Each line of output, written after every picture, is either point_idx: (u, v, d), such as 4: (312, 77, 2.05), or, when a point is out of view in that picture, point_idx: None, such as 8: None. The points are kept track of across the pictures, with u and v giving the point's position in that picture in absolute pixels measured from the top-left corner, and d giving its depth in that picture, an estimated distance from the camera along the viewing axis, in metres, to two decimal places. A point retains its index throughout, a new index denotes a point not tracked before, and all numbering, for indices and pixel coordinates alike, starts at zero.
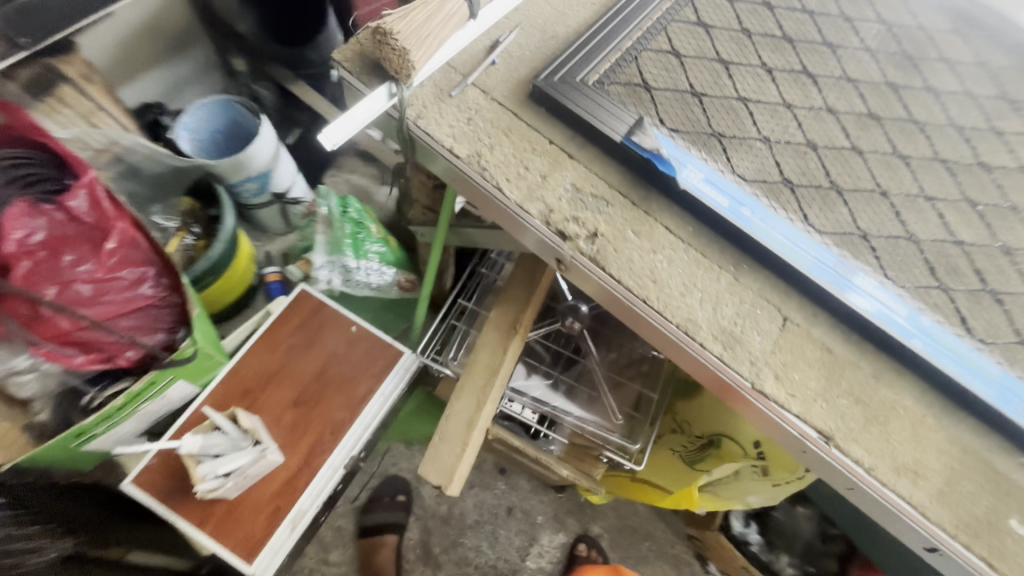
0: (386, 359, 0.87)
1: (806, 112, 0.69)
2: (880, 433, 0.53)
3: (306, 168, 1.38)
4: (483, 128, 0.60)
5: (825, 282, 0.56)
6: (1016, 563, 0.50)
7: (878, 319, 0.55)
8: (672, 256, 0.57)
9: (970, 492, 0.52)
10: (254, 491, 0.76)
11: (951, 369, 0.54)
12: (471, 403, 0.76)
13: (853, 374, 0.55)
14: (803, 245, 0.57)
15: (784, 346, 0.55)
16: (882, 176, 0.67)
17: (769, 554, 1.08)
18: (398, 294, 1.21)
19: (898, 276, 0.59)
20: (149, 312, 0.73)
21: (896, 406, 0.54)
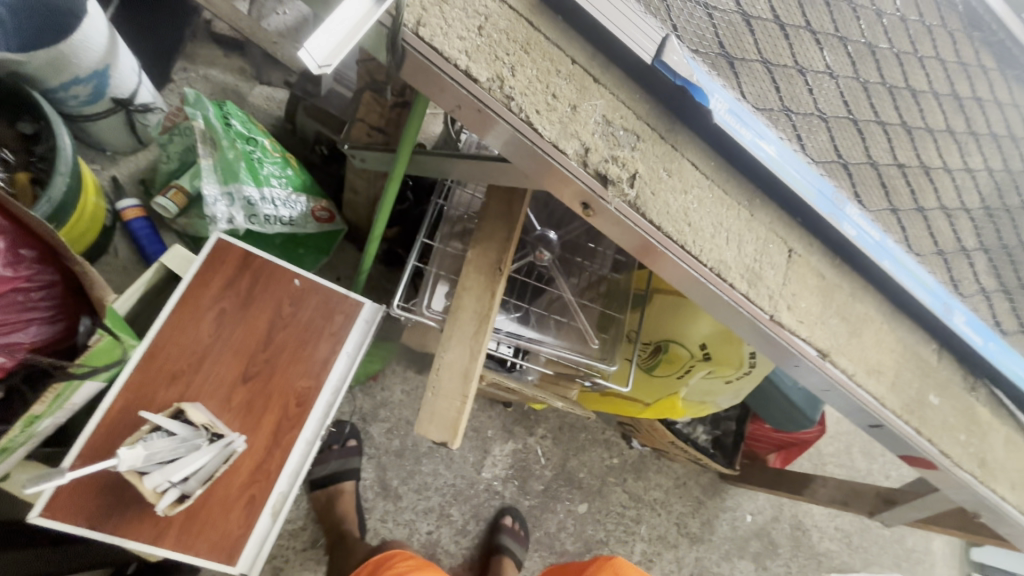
0: (344, 313, 0.76)
1: (793, 29, 0.68)
2: (858, 343, 0.62)
3: (148, 61, 1.02)
4: (499, 43, 0.48)
5: (827, 213, 0.59)
6: (932, 426, 0.65)
7: (863, 246, 0.61)
8: (701, 195, 0.55)
9: (909, 379, 0.65)
10: (218, 488, 0.64)
11: (909, 283, 0.63)
12: (464, 353, 0.71)
13: (840, 296, 0.62)
14: (809, 178, 0.59)
15: (793, 277, 0.59)
16: (851, 101, 0.70)
17: (689, 427, 1.27)
18: (317, 228, 1.00)
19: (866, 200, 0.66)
20: (10, 300, 0.55)
21: (867, 318, 0.63)
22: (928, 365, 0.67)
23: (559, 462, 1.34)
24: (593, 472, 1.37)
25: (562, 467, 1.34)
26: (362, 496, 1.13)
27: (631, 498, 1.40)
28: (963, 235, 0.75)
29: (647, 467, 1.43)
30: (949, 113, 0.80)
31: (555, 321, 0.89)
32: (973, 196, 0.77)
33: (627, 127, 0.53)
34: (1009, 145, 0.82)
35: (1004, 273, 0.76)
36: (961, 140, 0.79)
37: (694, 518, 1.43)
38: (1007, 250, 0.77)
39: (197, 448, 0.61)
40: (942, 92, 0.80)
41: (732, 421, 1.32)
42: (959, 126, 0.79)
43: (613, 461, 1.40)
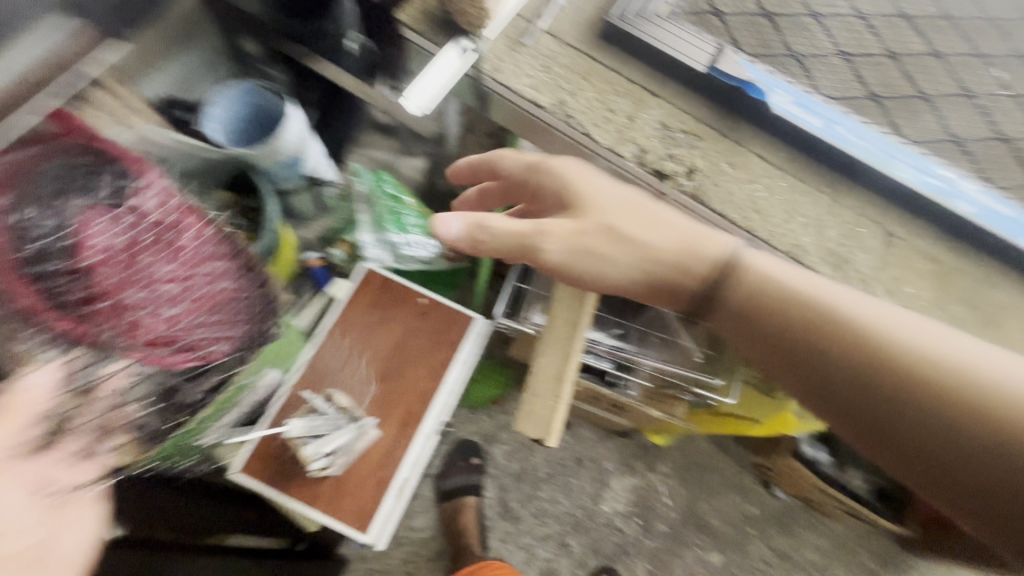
0: (459, 327, 0.88)
1: (880, 20, 0.66)
2: (996, 335, 0.54)
3: (329, 148, 1.34)
4: (564, 76, 0.58)
5: (930, 192, 0.55)
6: None
7: (985, 223, 0.54)
8: (770, 184, 0.56)
9: None
10: (357, 467, 0.78)
11: None
12: (557, 357, 0.77)
13: (963, 282, 0.55)
14: (901, 158, 0.57)
15: (892, 262, 0.55)
16: (966, 77, 0.64)
17: (839, 472, 1.09)
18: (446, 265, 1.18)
19: (995, 177, 0.59)
20: (231, 305, 0.64)
21: (1010, 306, 0.55)
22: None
23: (686, 504, 1.25)
24: (728, 520, 1.25)
25: (690, 511, 1.25)
26: (484, 514, 1.20)
27: (775, 555, 1.23)
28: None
29: (796, 522, 1.26)
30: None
31: (657, 337, 0.90)
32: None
33: (686, 131, 0.57)
34: None
35: None
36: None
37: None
38: None
39: (342, 428, 0.75)
40: None
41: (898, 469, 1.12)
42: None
43: (752, 511, 1.26)
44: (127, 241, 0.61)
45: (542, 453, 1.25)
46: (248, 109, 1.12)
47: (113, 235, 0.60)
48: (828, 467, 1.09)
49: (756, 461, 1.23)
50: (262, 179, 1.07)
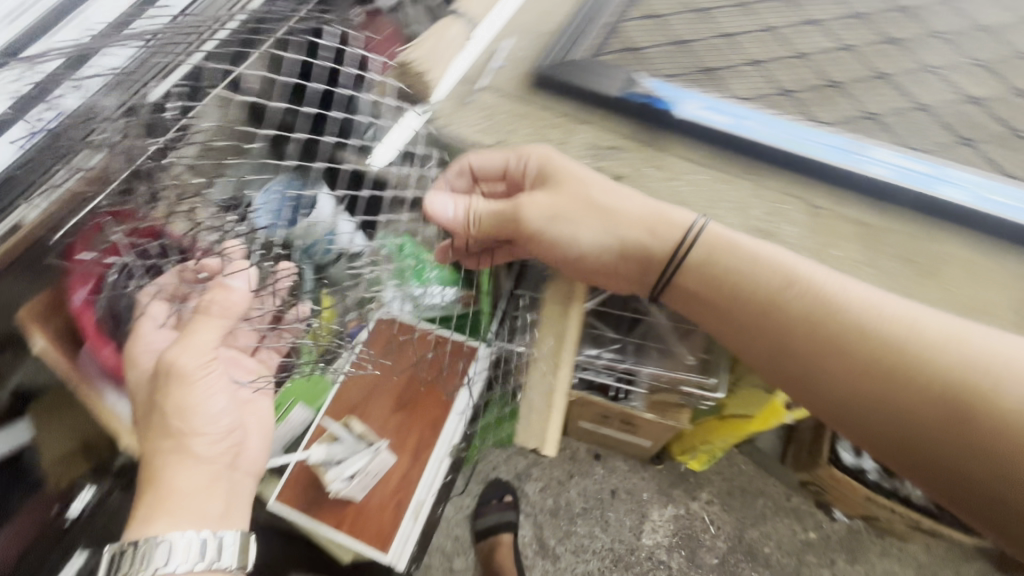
0: (466, 356, 0.93)
1: (790, 28, 0.73)
2: (938, 286, 0.55)
3: None
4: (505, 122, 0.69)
5: (841, 161, 0.60)
6: None
7: (903, 181, 0.59)
8: (692, 179, 0.63)
9: None
10: (376, 491, 0.87)
11: (991, 209, 0.57)
12: (548, 371, 0.80)
13: (894, 239, 0.57)
14: (811, 137, 0.62)
15: (818, 230, 0.59)
16: (879, 61, 0.69)
17: (893, 481, 1.01)
18: None
19: (914, 142, 0.63)
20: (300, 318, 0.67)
21: (950, 257, 0.56)
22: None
23: (733, 532, 1.19)
24: (783, 548, 1.17)
25: (739, 540, 1.18)
26: (522, 553, 1.19)
27: None
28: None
29: (863, 547, 1.15)
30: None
31: (655, 348, 0.90)
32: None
33: (615, 148, 0.66)
34: None
35: None
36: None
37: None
38: None
39: (360, 453, 0.85)
40: None
41: None
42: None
43: (808, 537, 1.17)
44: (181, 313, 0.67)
45: (575, 488, 1.23)
46: None
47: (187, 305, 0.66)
48: (877, 475, 1.01)
49: (802, 479, 1.16)
50: None
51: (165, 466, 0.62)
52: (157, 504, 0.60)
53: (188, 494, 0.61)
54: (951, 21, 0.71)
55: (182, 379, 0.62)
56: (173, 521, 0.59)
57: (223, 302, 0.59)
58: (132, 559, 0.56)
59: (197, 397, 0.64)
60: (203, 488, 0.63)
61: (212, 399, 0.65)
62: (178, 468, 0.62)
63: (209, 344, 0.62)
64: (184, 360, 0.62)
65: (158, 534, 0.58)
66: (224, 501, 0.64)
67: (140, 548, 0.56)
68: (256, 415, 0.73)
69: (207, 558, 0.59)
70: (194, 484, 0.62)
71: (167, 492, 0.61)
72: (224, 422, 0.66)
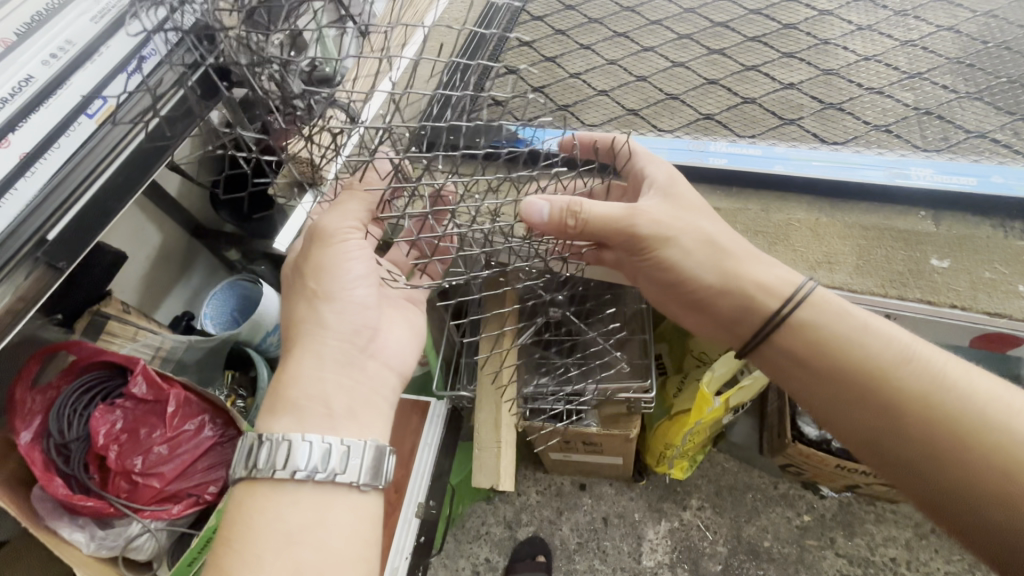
0: (419, 413, 0.99)
1: (629, 59, 0.83)
2: (785, 247, 0.67)
3: None
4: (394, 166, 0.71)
5: (686, 158, 0.71)
6: (946, 289, 0.62)
7: (738, 166, 0.70)
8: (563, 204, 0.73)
9: (883, 256, 0.65)
10: None
11: (817, 172, 0.68)
12: (492, 408, 0.82)
13: (745, 216, 0.69)
14: (659, 144, 0.73)
15: None
16: (709, 70, 0.80)
17: None
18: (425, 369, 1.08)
19: (748, 130, 0.73)
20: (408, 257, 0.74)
21: (791, 223, 0.68)
22: (903, 231, 0.66)
23: (731, 533, 1.16)
24: (782, 538, 1.15)
25: (739, 540, 1.16)
26: None
27: (850, 562, 1.12)
28: (902, 103, 0.74)
29: (859, 519, 1.16)
30: (839, 20, 0.83)
31: (598, 366, 0.92)
32: (893, 70, 0.77)
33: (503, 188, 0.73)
34: (921, 19, 0.82)
35: (970, 119, 0.71)
36: (867, 34, 0.81)
37: (950, 564, 1.10)
38: (964, 95, 0.74)
39: None
40: (821, 10, 0.84)
41: None
42: (853, 24, 0.82)
43: (803, 521, 1.16)
44: (127, 422, 0.88)
45: (568, 524, 1.19)
46: (238, 298, 1.20)
47: (115, 420, 0.87)
48: None
49: (782, 464, 1.16)
50: (251, 353, 1.12)
51: (306, 318, 0.63)
52: (281, 393, 0.60)
53: (314, 385, 0.60)
54: (761, 27, 0.84)
55: (329, 243, 0.63)
56: (293, 420, 0.58)
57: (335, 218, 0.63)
58: (269, 458, 0.55)
59: (327, 270, 0.64)
60: (340, 370, 0.62)
61: (345, 271, 0.64)
62: (315, 327, 0.63)
63: (351, 216, 0.63)
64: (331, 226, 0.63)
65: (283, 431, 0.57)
66: (352, 394, 0.61)
67: (267, 444, 0.56)
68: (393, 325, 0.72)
69: (335, 466, 0.56)
70: (324, 383, 0.60)
71: (302, 380, 0.60)
72: (366, 301, 0.65)
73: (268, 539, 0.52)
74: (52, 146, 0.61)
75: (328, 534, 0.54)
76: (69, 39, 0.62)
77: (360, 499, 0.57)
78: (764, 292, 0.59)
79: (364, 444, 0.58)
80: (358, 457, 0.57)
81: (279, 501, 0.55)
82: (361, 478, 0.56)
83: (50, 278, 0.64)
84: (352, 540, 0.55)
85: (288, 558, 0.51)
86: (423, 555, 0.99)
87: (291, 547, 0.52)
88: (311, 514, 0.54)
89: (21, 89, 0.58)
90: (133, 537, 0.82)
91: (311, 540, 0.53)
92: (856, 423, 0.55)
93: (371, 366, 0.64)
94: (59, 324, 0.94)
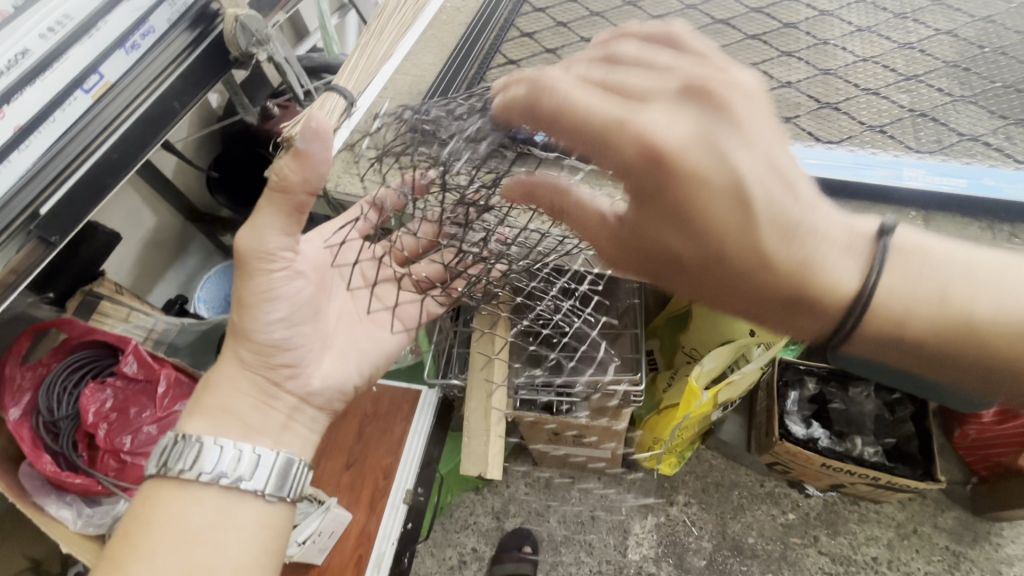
0: (410, 401, 1.02)
1: None
2: None
3: None
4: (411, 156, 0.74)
5: None
6: None
7: None
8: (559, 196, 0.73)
9: None
10: (337, 551, 0.90)
11: (808, 171, 0.68)
12: (482, 397, 0.82)
13: None
14: None
15: None
16: None
17: (843, 443, 1.09)
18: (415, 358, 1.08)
19: None
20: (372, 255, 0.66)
21: None
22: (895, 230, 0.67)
23: (716, 529, 1.18)
24: (766, 535, 1.17)
25: (724, 536, 1.17)
26: None
27: (833, 561, 1.14)
28: (898, 104, 0.74)
29: (843, 518, 1.17)
30: (840, 20, 0.84)
31: (588, 358, 0.91)
32: (891, 72, 0.77)
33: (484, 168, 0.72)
34: (920, 22, 0.82)
35: (964, 121, 0.72)
36: (867, 35, 0.82)
37: (931, 565, 1.11)
38: (960, 98, 0.74)
39: (311, 514, 0.83)
40: (822, 10, 0.85)
41: (908, 423, 1.11)
42: (853, 25, 0.83)
43: (788, 519, 1.18)
44: (117, 401, 0.88)
45: (555, 516, 1.20)
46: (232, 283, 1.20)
47: (105, 399, 0.87)
48: (827, 441, 1.08)
49: (768, 462, 1.17)
50: None
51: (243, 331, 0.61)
52: (207, 401, 0.60)
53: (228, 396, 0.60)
54: (763, 24, 0.85)
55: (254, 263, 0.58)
56: (210, 422, 0.58)
57: (300, 180, 0.50)
58: (172, 448, 0.55)
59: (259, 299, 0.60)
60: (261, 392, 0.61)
61: (272, 301, 0.60)
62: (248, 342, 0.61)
63: (274, 237, 0.56)
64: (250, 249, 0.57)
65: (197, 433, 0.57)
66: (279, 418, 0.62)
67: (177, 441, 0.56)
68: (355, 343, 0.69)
69: (243, 471, 0.56)
70: (240, 398, 0.60)
71: (227, 391, 0.60)
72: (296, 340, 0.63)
73: (168, 532, 0.52)
74: (47, 120, 0.60)
75: (227, 538, 0.54)
76: (66, 12, 0.60)
77: (267, 508, 0.57)
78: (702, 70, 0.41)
79: (274, 457, 0.58)
80: (273, 468, 0.58)
81: (183, 500, 0.54)
82: (269, 487, 0.57)
83: (42, 253, 0.63)
84: (250, 545, 0.55)
85: (184, 555, 0.51)
86: (409, 542, 1.00)
87: (191, 544, 0.52)
88: (218, 515, 0.54)
89: (17, 62, 0.56)
90: (120, 515, 0.81)
91: (206, 544, 0.53)
92: (720, 288, 0.44)
93: (290, 398, 0.63)
94: (50, 303, 0.95)
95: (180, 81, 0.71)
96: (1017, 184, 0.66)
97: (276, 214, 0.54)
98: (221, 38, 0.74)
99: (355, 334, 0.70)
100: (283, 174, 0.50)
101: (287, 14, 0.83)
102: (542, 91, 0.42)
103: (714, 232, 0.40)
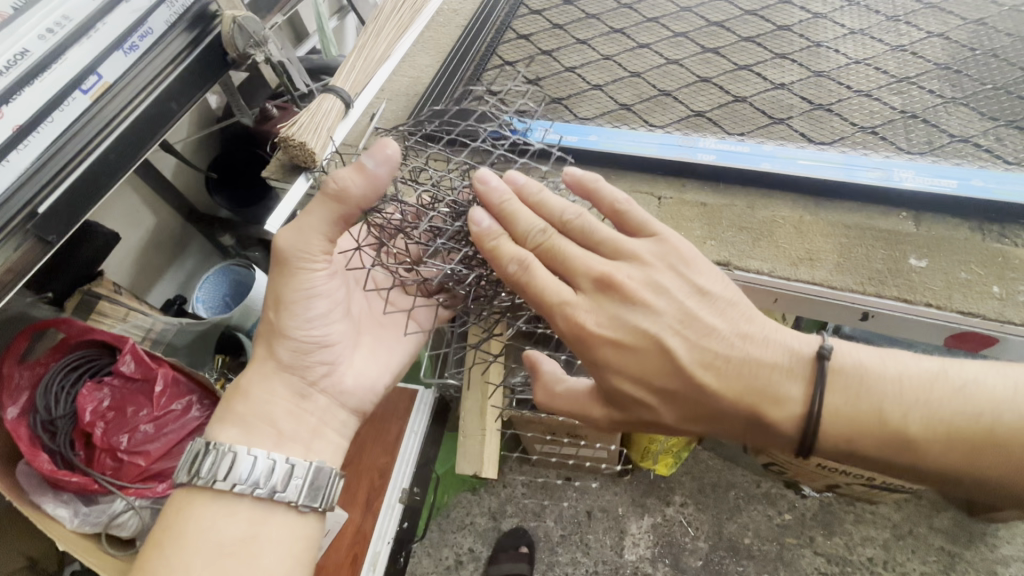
0: (406, 402, 1.02)
1: (624, 55, 0.84)
2: (768, 243, 0.68)
3: None
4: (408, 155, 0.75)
5: (673, 155, 0.72)
6: (923, 289, 0.64)
7: (727, 162, 0.71)
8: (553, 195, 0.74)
9: (865, 254, 0.66)
10: (333, 550, 0.91)
11: (798, 172, 0.69)
12: (478, 397, 0.83)
13: (730, 212, 0.70)
14: (647, 139, 0.74)
15: (666, 216, 0.71)
16: (703, 68, 0.81)
17: None
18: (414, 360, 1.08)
19: (738, 128, 0.75)
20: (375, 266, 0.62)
21: (775, 220, 0.69)
22: (884, 230, 0.67)
23: (712, 530, 1.18)
24: (762, 536, 1.17)
25: (720, 536, 1.17)
26: None
27: (828, 561, 1.14)
28: (890, 106, 0.75)
29: (838, 519, 1.17)
30: (833, 23, 0.84)
31: None
32: (883, 74, 0.78)
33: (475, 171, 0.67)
34: (912, 25, 0.83)
35: (954, 123, 0.73)
36: (859, 37, 0.82)
37: (926, 566, 1.11)
38: (951, 100, 0.75)
39: None
40: (815, 13, 0.86)
41: None
42: (846, 28, 0.83)
43: (784, 519, 1.18)
44: (115, 400, 0.88)
45: (552, 516, 1.20)
46: (231, 283, 1.21)
47: (103, 398, 0.87)
48: None
49: (765, 463, 1.17)
50: (244, 337, 1.12)
51: (275, 331, 0.61)
52: (231, 405, 0.60)
53: (263, 403, 0.60)
54: (757, 26, 0.85)
55: (291, 264, 0.59)
56: (243, 430, 0.58)
57: (360, 191, 0.53)
58: (203, 460, 0.55)
59: (303, 296, 0.61)
60: (296, 394, 0.62)
61: (312, 301, 0.61)
62: (283, 340, 0.61)
63: (317, 240, 0.58)
64: (289, 248, 0.58)
65: (229, 442, 0.57)
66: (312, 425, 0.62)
67: (211, 451, 0.56)
68: (385, 347, 0.69)
69: (276, 483, 0.56)
70: (275, 402, 0.61)
71: (262, 398, 0.60)
72: (331, 342, 0.63)
73: (199, 544, 0.53)
74: (44, 121, 0.60)
75: (260, 551, 0.54)
76: (65, 14, 0.61)
77: (298, 520, 0.58)
78: (625, 249, 0.50)
79: (309, 466, 0.58)
80: (306, 477, 0.58)
81: (214, 510, 0.55)
82: (301, 499, 0.57)
83: (40, 252, 0.63)
84: (284, 556, 0.55)
85: (218, 566, 0.52)
86: (405, 541, 1.00)
87: (223, 557, 0.52)
88: (251, 526, 0.55)
89: (15, 63, 0.57)
90: (116, 514, 0.81)
91: (240, 556, 0.53)
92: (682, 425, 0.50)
93: (324, 399, 0.63)
94: (49, 302, 0.95)
95: (178, 82, 0.72)
96: (1005, 184, 0.66)
97: (317, 218, 0.56)
98: (220, 39, 0.75)
99: (384, 336, 0.70)
100: (344, 183, 0.53)
101: (284, 16, 0.84)
102: (520, 264, 0.49)
103: (654, 378, 0.48)
